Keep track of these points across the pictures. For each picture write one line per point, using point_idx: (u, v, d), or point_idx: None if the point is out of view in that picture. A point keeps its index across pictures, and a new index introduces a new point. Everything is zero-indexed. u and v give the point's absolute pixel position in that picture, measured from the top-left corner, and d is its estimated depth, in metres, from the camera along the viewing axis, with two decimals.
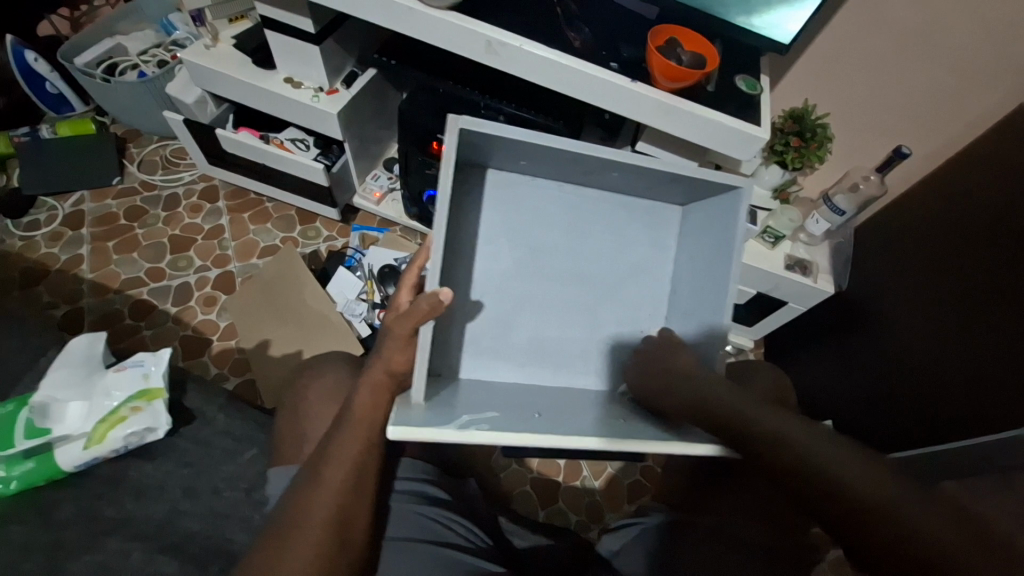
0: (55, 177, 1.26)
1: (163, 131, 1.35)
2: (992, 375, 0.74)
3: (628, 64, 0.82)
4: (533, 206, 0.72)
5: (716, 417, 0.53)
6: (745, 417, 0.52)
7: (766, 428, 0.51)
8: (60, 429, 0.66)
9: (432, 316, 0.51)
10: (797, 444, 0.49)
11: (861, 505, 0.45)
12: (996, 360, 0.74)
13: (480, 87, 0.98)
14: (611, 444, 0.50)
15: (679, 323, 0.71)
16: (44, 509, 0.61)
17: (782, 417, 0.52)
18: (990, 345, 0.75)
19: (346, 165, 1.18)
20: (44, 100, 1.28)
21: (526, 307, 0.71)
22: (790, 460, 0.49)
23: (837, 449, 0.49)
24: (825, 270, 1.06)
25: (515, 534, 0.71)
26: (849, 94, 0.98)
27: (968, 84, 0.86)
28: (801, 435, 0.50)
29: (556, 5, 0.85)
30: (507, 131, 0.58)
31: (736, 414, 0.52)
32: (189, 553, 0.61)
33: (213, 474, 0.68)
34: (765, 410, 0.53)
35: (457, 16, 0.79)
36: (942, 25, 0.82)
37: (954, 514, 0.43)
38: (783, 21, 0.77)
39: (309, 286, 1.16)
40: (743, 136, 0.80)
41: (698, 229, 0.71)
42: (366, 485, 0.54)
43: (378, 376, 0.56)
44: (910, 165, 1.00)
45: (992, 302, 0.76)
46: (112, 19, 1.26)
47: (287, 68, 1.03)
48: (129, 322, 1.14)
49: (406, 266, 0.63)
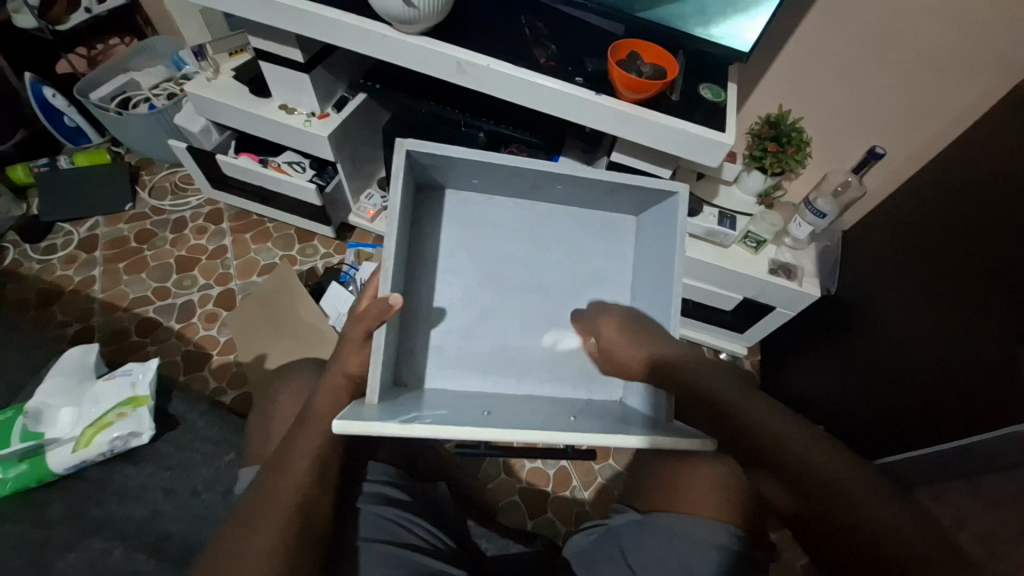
0: (71, 204, 1.35)
1: (173, 159, 1.44)
2: (957, 369, 0.75)
3: (593, 78, 0.85)
4: (495, 221, 0.76)
5: (702, 407, 0.57)
6: (727, 408, 0.56)
7: (745, 418, 0.54)
8: (52, 432, 0.71)
9: (382, 319, 0.57)
10: (773, 436, 0.53)
11: (825, 500, 0.48)
12: (962, 353, 0.75)
13: (460, 105, 1.02)
14: (549, 437, 0.54)
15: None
16: (35, 508, 0.66)
17: (755, 407, 0.56)
18: (959, 340, 0.76)
19: (340, 185, 1.23)
20: (61, 131, 1.39)
21: (490, 317, 0.74)
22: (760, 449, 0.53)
23: (810, 443, 0.52)
24: (811, 274, 1.04)
25: (483, 538, 0.73)
26: (822, 101, 0.99)
27: (943, 80, 0.86)
28: (774, 425, 0.53)
29: (523, 25, 0.90)
30: (451, 151, 0.64)
31: (727, 402, 0.57)
32: (165, 552, 0.64)
33: (192, 476, 0.72)
34: (748, 403, 0.56)
35: (428, 40, 0.84)
36: (908, 26, 0.83)
37: (917, 515, 0.45)
38: (740, 31, 0.81)
39: (303, 302, 1.21)
40: (707, 142, 0.81)
41: (651, 235, 0.74)
42: (323, 483, 0.57)
43: (336, 378, 0.61)
44: (889, 166, 1.00)
45: (969, 298, 0.76)
46: (125, 57, 1.36)
47: (282, 96, 1.09)
48: (135, 338, 1.20)
49: (361, 292, 0.66)
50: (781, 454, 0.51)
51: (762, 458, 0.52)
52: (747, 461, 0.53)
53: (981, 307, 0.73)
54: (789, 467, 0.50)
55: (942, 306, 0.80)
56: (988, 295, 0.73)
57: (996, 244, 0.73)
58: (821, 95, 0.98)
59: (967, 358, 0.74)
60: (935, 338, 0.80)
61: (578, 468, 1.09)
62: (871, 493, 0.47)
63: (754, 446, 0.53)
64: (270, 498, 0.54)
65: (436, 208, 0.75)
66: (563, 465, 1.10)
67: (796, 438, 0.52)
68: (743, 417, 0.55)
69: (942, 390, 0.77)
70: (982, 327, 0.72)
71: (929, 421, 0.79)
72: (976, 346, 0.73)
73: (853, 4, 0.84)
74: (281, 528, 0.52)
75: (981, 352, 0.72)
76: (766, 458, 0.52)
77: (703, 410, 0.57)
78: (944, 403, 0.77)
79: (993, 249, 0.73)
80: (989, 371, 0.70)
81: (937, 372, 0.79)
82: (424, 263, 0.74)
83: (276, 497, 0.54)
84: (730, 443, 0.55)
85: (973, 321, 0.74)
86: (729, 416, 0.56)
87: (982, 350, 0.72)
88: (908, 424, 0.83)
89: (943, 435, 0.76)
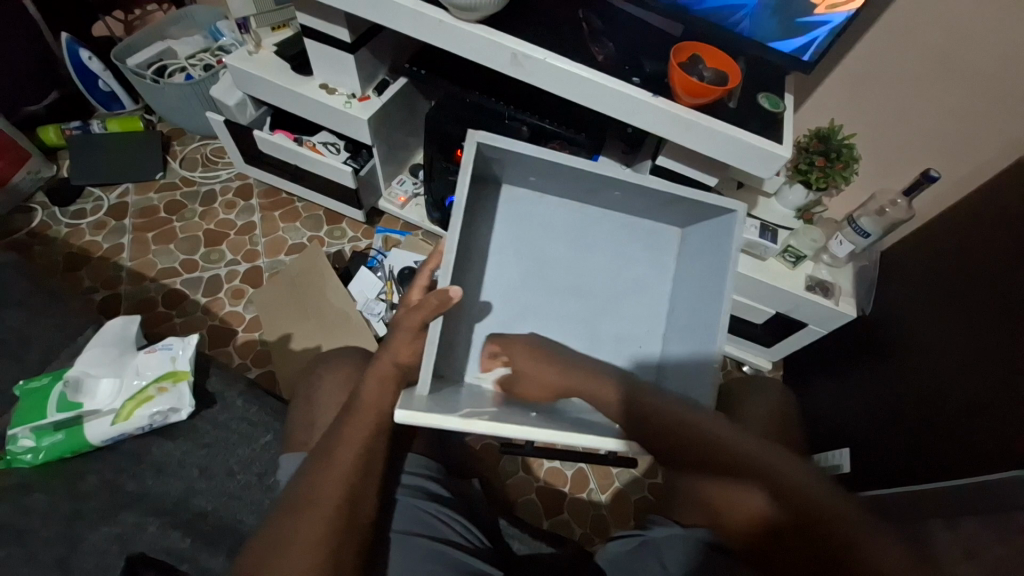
0: (101, 170, 1.34)
1: (206, 131, 1.43)
2: (974, 403, 0.75)
3: (651, 79, 0.83)
4: (546, 223, 0.76)
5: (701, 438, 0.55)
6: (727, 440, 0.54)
7: (742, 450, 0.53)
8: (91, 403, 0.70)
9: (440, 310, 0.57)
10: (768, 467, 0.51)
11: (817, 529, 0.47)
12: (984, 386, 0.75)
13: (504, 98, 1.00)
14: (589, 441, 0.55)
15: (675, 348, 0.72)
16: (71, 480, 0.67)
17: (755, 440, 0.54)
18: (980, 376, 0.76)
19: (373, 169, 1.22)
20: (95, 95, 1.38)
21: (532, 317, 0.73)
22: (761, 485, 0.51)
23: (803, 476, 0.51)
24: (848, 292, 1.02)
25: (514, 538, 0.73)
26: (877, 118, 0.96)
27: (1005, 107, 0.83)
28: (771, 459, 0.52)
29: (581, 21, 0.88)
30: (519, 147, 0.63)
31: (713, 433, 0.55)
32: (200, 531, 0.66)
33: (228, 457, 0.73)
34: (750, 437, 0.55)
35: (484, 29, 0.82)
36: (976, 49, 0.80)
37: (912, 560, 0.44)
38: (807, 41, 0.78)
39: (331, 283, 1.21)
40: (763, 153, 0.79)
41: (697, 250, 0.73)
42: (367, 475, 0.57)
43: (386, 367, 0.61)
44: (939, 189, 0.98)
45: (992, 333, 0.76)
46: (164, 24, 1.35)
47: (323, 74, 1.07)
48: (161, 309, 1.20)
49: (418, 270, 0.70)
50: (784, 489, 0.50)
51: (765, 495, 0.50)
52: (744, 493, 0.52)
53: (1005, 342, 0.73)
54: (778, 494, 0.50)
55: (966, 341, 0.80)
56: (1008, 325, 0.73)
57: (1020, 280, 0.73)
58: (877, 111, 0.95)
59: (992, 395, 0.73)
60: (958, 373, 0.79)
61: (596, 471, 1.09)
62: (852, 519, 0.47)
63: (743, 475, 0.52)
64: (310, 486, 0.54)
65: (488, 202, 0.75)
66: (582, 467, 1.09)
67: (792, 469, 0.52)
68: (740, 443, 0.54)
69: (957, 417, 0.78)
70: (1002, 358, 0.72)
71: (941, 456, 0.78)
72: (999, 380, 0.72)
73: (919, 24, 0.82)
74: (323, 517, 0.52)
75: (1000, 388, 0.72)
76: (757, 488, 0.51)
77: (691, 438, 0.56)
78: (957, 438, 0.76)
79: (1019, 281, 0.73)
80: (1004, 408, 0.70)
81: (954, 404, 0.79)
82: (473, 258, 0.73)
83: (315, 488, 0.54)
84: (727, 473, 0.53)
85: (997, 357, 0.74)
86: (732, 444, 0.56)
87: (1001, 385, 0.72)
88: (921, 456, 0.82)
89: (954, 472, 0.75)
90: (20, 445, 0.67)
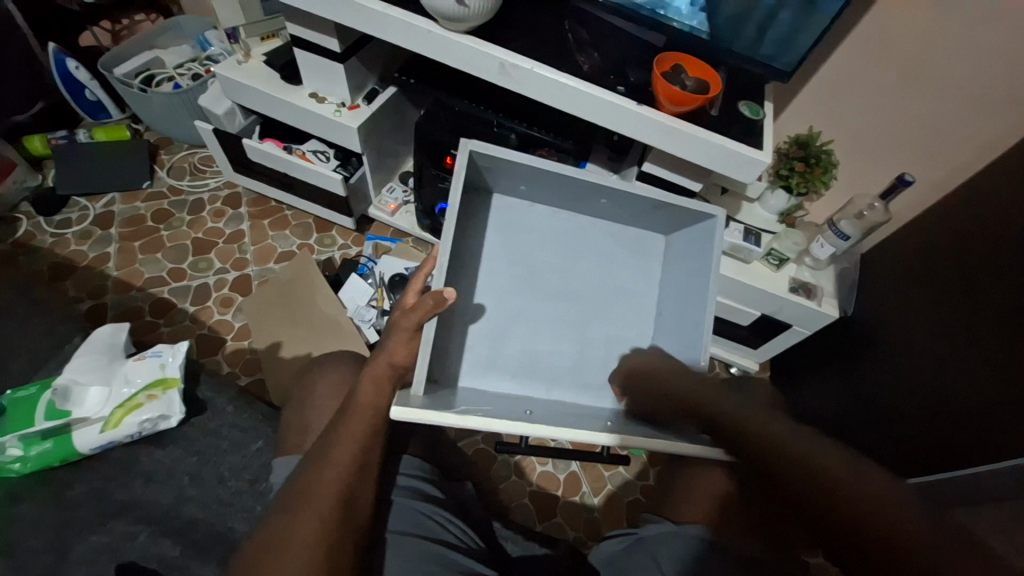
0: (88, 179, 1.34)
1: (194, 140, 1.43)
2: (971, 390, 0.77)
3: (636, 87, 0.85)
4: (535, 230, 0.77)
5: (719, 423, 0.57)
6: (745, 426, 0.56)
7: (763, 433, 0.55)
8: (79, 412, 0.70)
9: (436, 311, 0.58)
10: (791, 447, 0.54)
11: (849, 509, 0.49)
12: (978, 373, 0.76)
13: (493, 106, 1.01)
14: (578, 437, 0.57)
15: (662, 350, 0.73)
16: (57, 489, 0.66)
17: (774, 420, 0.57)
18: (972, 361, 0.77)
19: (364, 177, 1.23)
20: (81, 104, 1.37)
21: (523, 320, 0.75)
22: (783, 467, 0.53)
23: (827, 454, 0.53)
24: (829, 294, 1.04)
25: (509, 540, 0.73)
26: (854, 125, 1.00)
27: (975, 113, 0.87)
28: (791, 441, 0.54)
29: (567, 31, 0.90)
30: (510, 155, 0.65)
31: (728, 419, 0.57)
32: (190, 538, 0.65)
33: (219, 464, 0.72)
34: (766, 419, 0.57)
35: (473, 40, 0.84)
36: (945, 57, 0.84)
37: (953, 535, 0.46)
38: (784, 51, 0.81)
39: (321, 291, 1.20)
40: (744, 159, 0.82)
41: (682, 254, 0.74)
42: (362, 477, 0.57)
43: (381, 369, 0.62)
44: (915, 193, 1.01)
45: (978, 319, 0.78)
46: (151, 34, 1.35)
47: (313, 83, 1.08)
48: (148, 318, 1.19)
49: (412, 274, 0.69)
50: (810, 471, 0.52)
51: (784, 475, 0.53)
52: (767, 475, 0.54)
53: (994, 327, 0.75)
54: (799, 472, 0.52)
55: (955, 326, 0.82)
56: (1002, 315, 0.74)
57: (1007, 263, 0.75)
58: (853, 119, 0.99)
59: (987, 381, 0.74)
60: (951, 360, 0.81)
61: (589, 474, 1.10)
62: (893, 500, 0.48)
63: (761, 457, 0.54)
64: (304, 488, 0.54)
65: (479, 208, 0.76)
66: (575, 470, 1.10)
67: (817, 448, 0.53)
68: (759, 431, 0.55)
69: (959, 409, 0.78)
70: (999, 350, 0.73)
71: (947, 446, 0.80)
72: (992, 364, 0.74)
73: (891, 34, 0.86)
74: (318, 520, 0.52)
75: (994, 372, 0.73)
76: (780, 471, 0.53)
77: (711, 425, 0.58)
78: (961, 426, 0.77)
79: (1005, 265, 0.75)
80: (1002, 393, 0.71)
81: (950, 392, 0.80)
82: (464, 263, 0.74)
83: (309, 490, 0.54)
84: (748, 458, 0.55)
85: (987, 340, 0.75)
86: (747, 435, 0.56)
87: (995, 370, 0.73)
88: (927, 448, 0.83)
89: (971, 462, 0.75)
90: (7, 455, 0.66)
